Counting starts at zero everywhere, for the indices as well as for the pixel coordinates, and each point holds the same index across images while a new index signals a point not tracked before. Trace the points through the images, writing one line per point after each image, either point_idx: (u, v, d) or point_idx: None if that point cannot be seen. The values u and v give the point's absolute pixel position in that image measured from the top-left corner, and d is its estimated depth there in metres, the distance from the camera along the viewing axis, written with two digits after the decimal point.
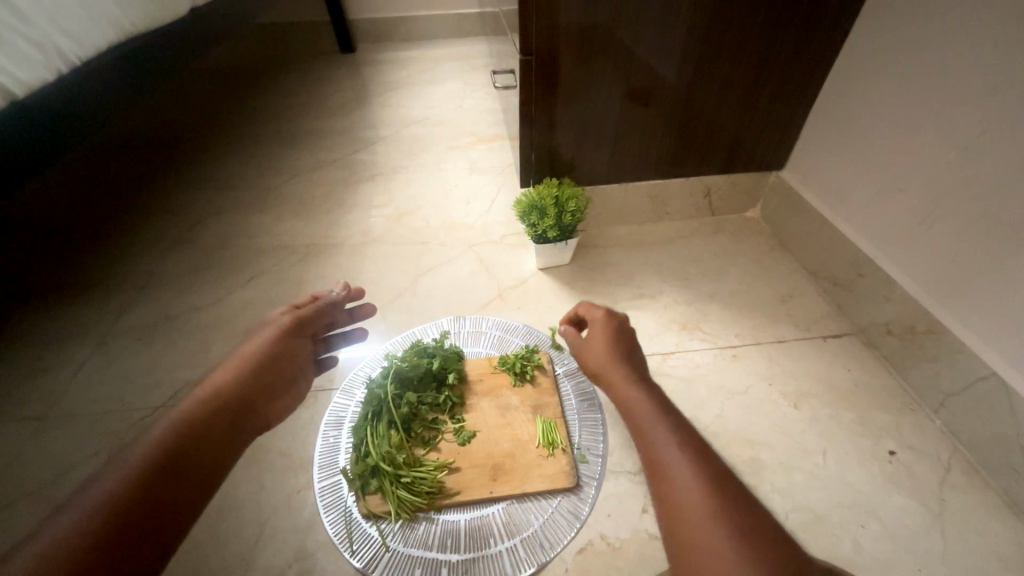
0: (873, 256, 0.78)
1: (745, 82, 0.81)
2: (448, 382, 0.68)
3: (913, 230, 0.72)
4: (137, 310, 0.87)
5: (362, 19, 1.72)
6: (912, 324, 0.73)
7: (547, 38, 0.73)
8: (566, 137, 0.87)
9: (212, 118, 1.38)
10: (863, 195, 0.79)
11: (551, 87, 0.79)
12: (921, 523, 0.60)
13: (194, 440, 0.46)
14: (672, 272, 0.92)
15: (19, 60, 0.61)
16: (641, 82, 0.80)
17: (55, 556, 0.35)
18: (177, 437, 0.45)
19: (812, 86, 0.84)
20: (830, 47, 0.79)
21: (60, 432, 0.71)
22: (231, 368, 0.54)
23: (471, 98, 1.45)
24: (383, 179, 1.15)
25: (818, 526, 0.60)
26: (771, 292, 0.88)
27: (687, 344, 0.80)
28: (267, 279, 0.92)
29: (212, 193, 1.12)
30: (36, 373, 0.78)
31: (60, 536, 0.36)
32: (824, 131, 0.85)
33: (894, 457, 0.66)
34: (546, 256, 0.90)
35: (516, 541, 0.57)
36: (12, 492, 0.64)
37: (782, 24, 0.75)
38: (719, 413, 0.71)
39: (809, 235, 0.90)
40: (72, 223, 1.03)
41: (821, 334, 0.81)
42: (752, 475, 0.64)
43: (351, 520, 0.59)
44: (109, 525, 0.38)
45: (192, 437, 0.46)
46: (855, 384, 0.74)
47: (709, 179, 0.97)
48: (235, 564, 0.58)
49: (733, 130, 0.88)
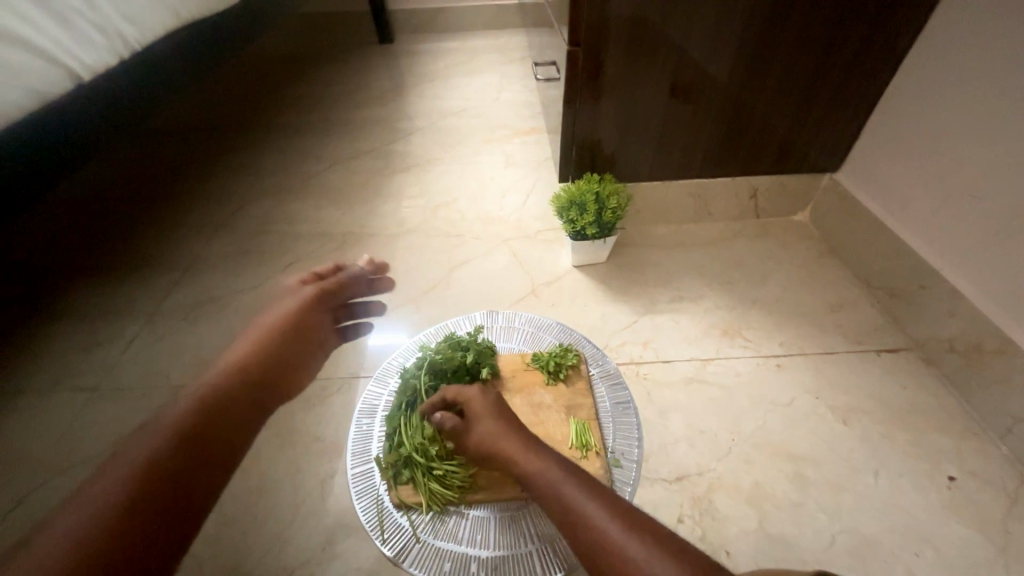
0: (938, 267, 0.73)
1: (804, 78, 0.77)
2: (481, 376, 0.67)
3: (985, 243, 0.67)
4: (183, 290, 0.90)
5: (403, 10, 1.73)
6: (979, 342, 0.68)
7: (596, 29, 0.71)
8: (608, 132, 0.84)
9: (255, 105, 1.41)
10: (930, 203, 0.74)
11: (596, 80, 0.77)
12: (982, 556, 0.56)
13: (218, 417, 0.47)
14: (714, 275, 0.88)
15: (86, 44, 0.63)
16: (690, 77, 0.77)
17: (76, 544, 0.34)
18: (198, 412, 0.45)
19: (877, 85, 0.79)
20: (901, 43, 0.74)
21: (110, 403, 0.74)
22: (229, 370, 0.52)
23: (507, 90, 1.43)
24: (418, 171, 1.15)
25: (866, 551, 0.57)
26: (821, 300, 0.83)
27: (728, 351, 0.77)
28: (304, 266, 0.94)
29: (255, 179, 1.15)
30: (89, 346, 0.82)
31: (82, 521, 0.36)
32: (887, 133, 0.80)
33: (953, 483, 0.62)
34: (583, 253, 0.88)
35: (547, 542, 0.56)
36: (67, 458, 0.68)
37: (849, 17, 0.70)
38: (762, 424, 0.68)
39: (864, 242, 0.86)
40: (125, 204, 1.07)
41: (874, 347, 0.77)
42: (796, 492, 0.61)
43: (383, 509, 0.60)
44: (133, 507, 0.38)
45: (212, 410, 0.47)
46: (911, 403, 0.70)
47: (756, 179, 0.93)
48: (270, 543, 0.59)
49: (786, 129, 0.84)
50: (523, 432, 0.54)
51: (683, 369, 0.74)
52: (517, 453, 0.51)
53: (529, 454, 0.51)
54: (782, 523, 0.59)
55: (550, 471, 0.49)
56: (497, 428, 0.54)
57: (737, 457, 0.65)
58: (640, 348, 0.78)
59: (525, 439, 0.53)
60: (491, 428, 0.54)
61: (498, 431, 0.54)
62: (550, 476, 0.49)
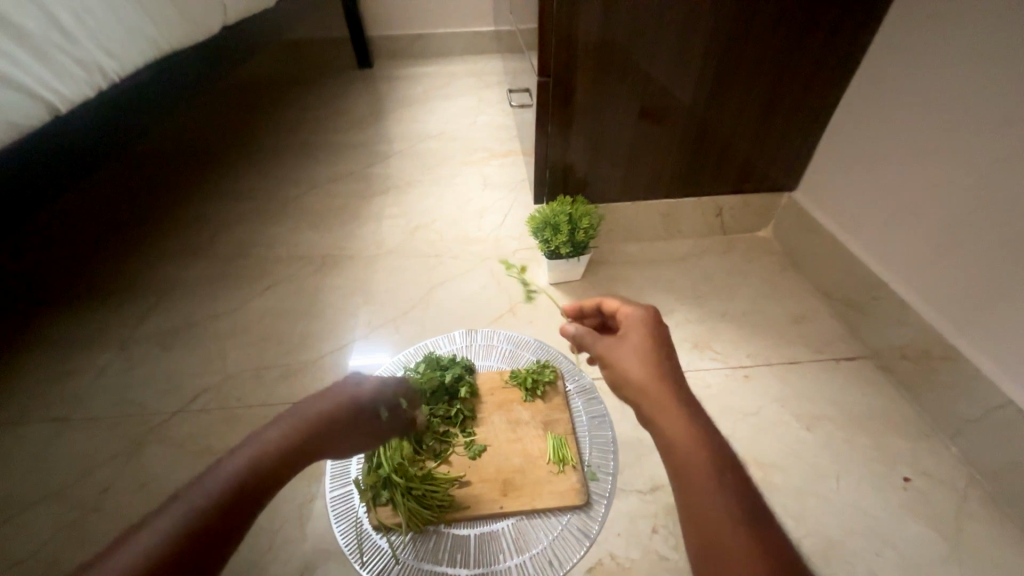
0: (887, 280, 0.78)
1: (760, 102, 0.82)
2: (460, 395, 0.69)
3: (926, 256, 0.72)
4: (158, 315, 0.89)
5: (382, 37, 1.78)
6: (927, 348, 0.72)
7: (565, 56, 0.75)
8: (579, 155, 0.88)
9: (235, 130, 1.42)
10: (877, 220, 0.80)
11: (567, 104, 0.81)
12: (937, 553, 0.59)
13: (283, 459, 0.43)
14: (684, 290, 0.92)
15: (65, 77, 0.64)
16: (655, 102, 0.81)
17: (159, 557, 0.33)
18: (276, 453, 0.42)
19: (825, 109, 0.85)
20: (843, 72, 0.80)
21: (79, 434, 0.72)
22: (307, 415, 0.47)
23: (485, 114, 1.48)
24: (397, 193, 1.17)
25: (831, 553, 0.59)
26: (784, 312, 0.88)
27: (699, 363, 0.80)
28: (283, 288, 0.94)
29: (234, 203, 1.16)
30: (59, 375, 0.80)
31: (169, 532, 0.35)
32: (837, 155, 0.86)
33: (909, 484, 0.65)
34: (559, 271, 0.90)
35: (525, 557, 0.57)
36: (36, 491, 0.66)
37: (795, 47, 0.76)
38: (732, 434, 0.70)
39: (822, 256, 0.91)
40: (100, 230, 1.07)
41: (834, 356, 0.81)
42: (764, 499, 0.64)
43: (362, 532, 0.59)
44: (200, 536, 0.36)
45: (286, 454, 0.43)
46: (869, 409, 0.73)
47: (721, 199, 0.98)
48: (247, 570, 0.59)
49: (747, 150, 0.89)
50: (693, 413, 0.41)
51: None
52: (678, 429, 0.39)
53: (696, 439, 0.38)
54: None
55: (705, 468, 0.37)
56: (638, 357, 0.46)
57: None
58: None
59: (689, 413, 0.41)
60: (627, 346, 0.47)
61: (649, 386, 0.43)
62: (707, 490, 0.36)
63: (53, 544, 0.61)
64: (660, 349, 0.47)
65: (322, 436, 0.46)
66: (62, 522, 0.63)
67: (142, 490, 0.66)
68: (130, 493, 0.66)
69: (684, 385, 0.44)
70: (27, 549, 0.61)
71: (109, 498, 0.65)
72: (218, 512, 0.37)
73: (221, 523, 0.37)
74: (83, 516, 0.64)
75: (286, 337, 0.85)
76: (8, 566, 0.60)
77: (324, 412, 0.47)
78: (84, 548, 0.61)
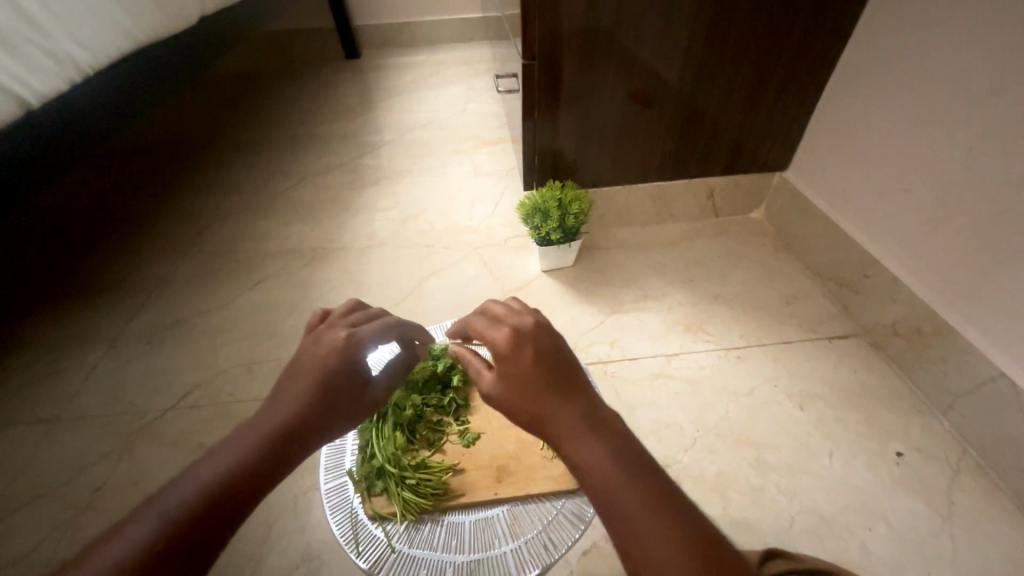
0: (879, 257, 0.78)
1: (749, 81, 0.81)
2: (453, 384, 0.69)
3: (917, 232, 0.72)
4: (147, 313, 0.89)
5: (367, 26, 1.75)
6: (919, 325, 0.72)
7: (548, 41, 0.74)
8: (568, 140, 0.87)
9: (219, 124, 1.40)
10: (868, 198, 0.79)
11: (553, 90, 0.80)
12: (930, 526, 0.59)
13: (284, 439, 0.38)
14: (677, 273, 0.92)
15: (36, 70, 0.62)
16: (643, 84, 0.80)
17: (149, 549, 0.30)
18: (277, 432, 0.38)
19: (815, 88, 0.84)
20: (833, 48, 0.79)
21: (70, 435, 0.72)
22: (306, 382, 0.40)
23: (474, 102, 1.45)
24: (386, 185, 1.16)
25: (825, 529, 0.59)
26: (777, 293, 0.87)
27: (692, 345, 0.79)
28: (273, 282, 0.93)
29: (221, 198, 1.14)
30: (47, 376, 0.79)
31: (160, 521, 0.32)
32: (828, 133, 0.85)
33: (901, 458, 0.65)
34: (551, 257, 0.90)
35: (520, 542, 0.57)
36: (28, 492, 0.66)
37: (784, 22, 0.74)
38: (725, 416, 0.70)
39: (814, 236, 0.90)
40: (85, 228, 1.05)
41: (827, 335, 0.80)
42: (758, 478, 0.64)
43: (356, 522, 0.58)
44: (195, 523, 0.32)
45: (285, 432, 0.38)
46: (862, 386, 0.73)
47: (711, 181, 0.97)
48: (243, 563, 0.59)
49: (736, 131, 0.88)
50: (606, 429, 0.36)
51: (649, 365, 0.77)
52: (592, 456, 0.34)
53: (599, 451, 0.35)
54: (744, 507, 0.61)
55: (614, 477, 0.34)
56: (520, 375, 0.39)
57: (702, 447, 0.67)
58: (607, 347, 0.80)
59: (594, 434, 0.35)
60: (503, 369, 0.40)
61: (549, 413, 0.37)
62: (647, 520, 0.32)
63: (47, 543, 0.61)
64: (543, 355, 0.39)
65: (303, 430, 0.39)
66: (55, 523, 0.63)
67: (136, 487, 0.66)
68: (125, 491, 0.66)
69: (576, 390, 0.38)
70: (21, 550, 0.61)
71: (102, 497, 0.65)
72: (212, 498, 0.34)
73: (219, 509, 0.34)
74: (76, 516, 0.63)
75: (276, 331, 0.85)
76: (3, 567, 0.59)
77: (307, 398, 0.40)
78: (78, 547, 0.61)
